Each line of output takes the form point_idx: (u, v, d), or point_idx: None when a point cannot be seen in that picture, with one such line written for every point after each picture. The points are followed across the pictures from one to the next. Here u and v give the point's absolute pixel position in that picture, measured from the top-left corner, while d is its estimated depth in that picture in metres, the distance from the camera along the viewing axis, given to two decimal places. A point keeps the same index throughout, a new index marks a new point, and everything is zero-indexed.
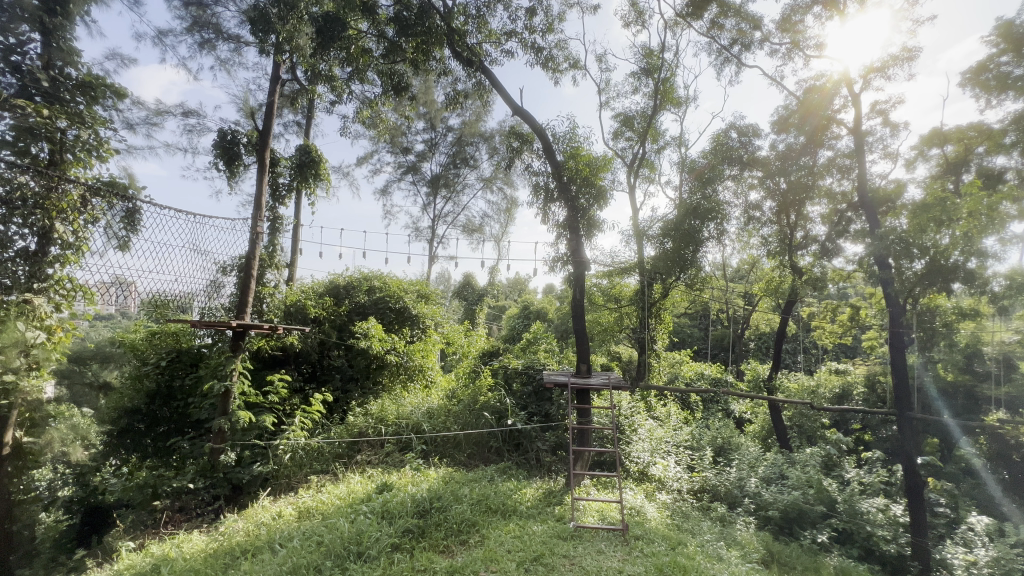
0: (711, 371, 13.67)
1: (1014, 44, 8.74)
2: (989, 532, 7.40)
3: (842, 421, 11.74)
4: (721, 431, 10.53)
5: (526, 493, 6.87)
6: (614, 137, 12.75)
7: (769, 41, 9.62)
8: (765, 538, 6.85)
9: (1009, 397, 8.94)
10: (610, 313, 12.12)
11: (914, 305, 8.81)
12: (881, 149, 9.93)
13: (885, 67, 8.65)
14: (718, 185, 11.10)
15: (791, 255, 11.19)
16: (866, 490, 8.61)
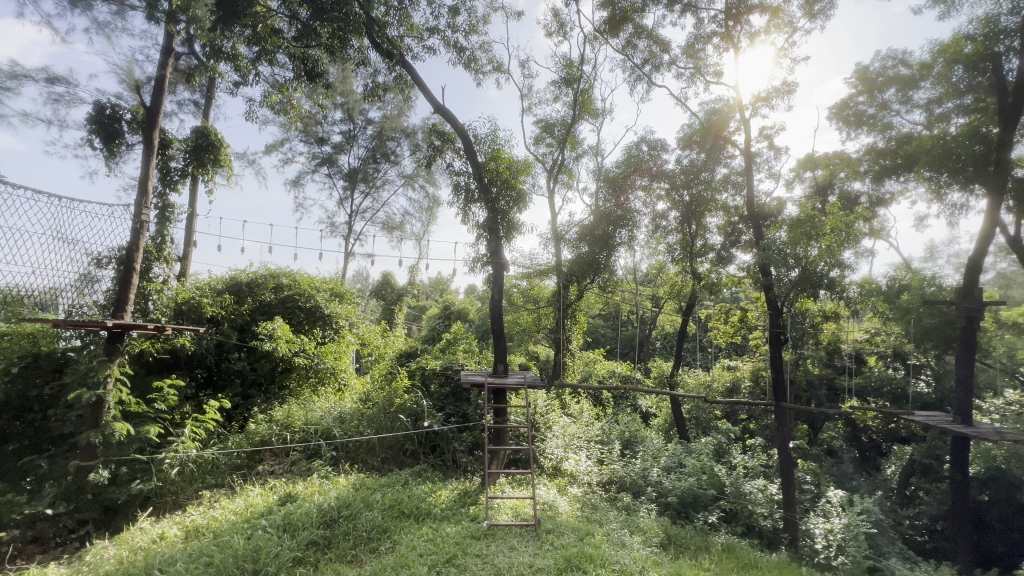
0: (621, 369, 14.50)
1: (867, 86, 10.38)
2: (842, 503, 8.64)
3: (731, 412, 13.05)
4: (629, 425, 11.21)
5: (441, 495, 6.79)
6: (535, 143, 13.08)
7: (675, 64, 10.45)
8: (664, 523, 7.41)
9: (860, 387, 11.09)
10: (529, 313, 12.41)
11: (790, 308, 9.89)
12: (766, 170, 11.20)
13: (769, 97, 9.76)
14: (629, 194, 11.82)
15: (692, 261, 12.23)
16: (749, 473, 9.65)
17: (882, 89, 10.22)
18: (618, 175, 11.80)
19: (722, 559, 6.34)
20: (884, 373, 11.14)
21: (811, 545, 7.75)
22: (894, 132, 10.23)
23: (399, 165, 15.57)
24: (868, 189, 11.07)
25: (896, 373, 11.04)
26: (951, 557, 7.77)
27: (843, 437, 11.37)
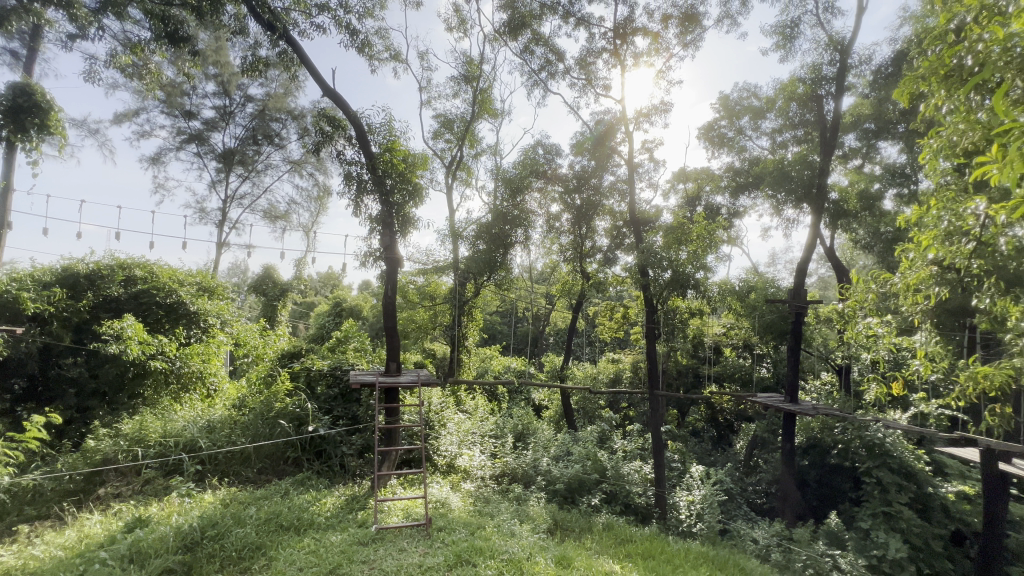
0: (516, 364, 14.94)
1: (728, 112, 11.98)
2: (701, 477, 9.86)
3: (614, 401, 14.17)
4: (522, 418, 11.60)
5: (326, 503, 6.39)
6: (433, 137, 12.89)
7: (570, 74, 11.00)
8: (552, 509, 7.80)
9: (718, 374, 12.88)
10: (425, 310, 12.22)
11: (663, 306, 11.05)
12: (647, 180, 12.30)
13: (649, 114, 10.73)
14: (526, 195, 12.19)
15: (582, 262, 12.99)
16: (628, 456, 10.57)
17: (738, 117, 11.85)
18: (515, 175, 12.09)
19: (602, 537, 6.85)
20: (736, 362, 12.96)
21: (676, 516, 8.72)
22: (747, 155, 11.89)
23: (285, 149, 14.28)
24: (727, 202, 12.74)
25: (745, 362, 12.93)
26: (781, 513, 9.29)
27: (704, 418, 12.98)
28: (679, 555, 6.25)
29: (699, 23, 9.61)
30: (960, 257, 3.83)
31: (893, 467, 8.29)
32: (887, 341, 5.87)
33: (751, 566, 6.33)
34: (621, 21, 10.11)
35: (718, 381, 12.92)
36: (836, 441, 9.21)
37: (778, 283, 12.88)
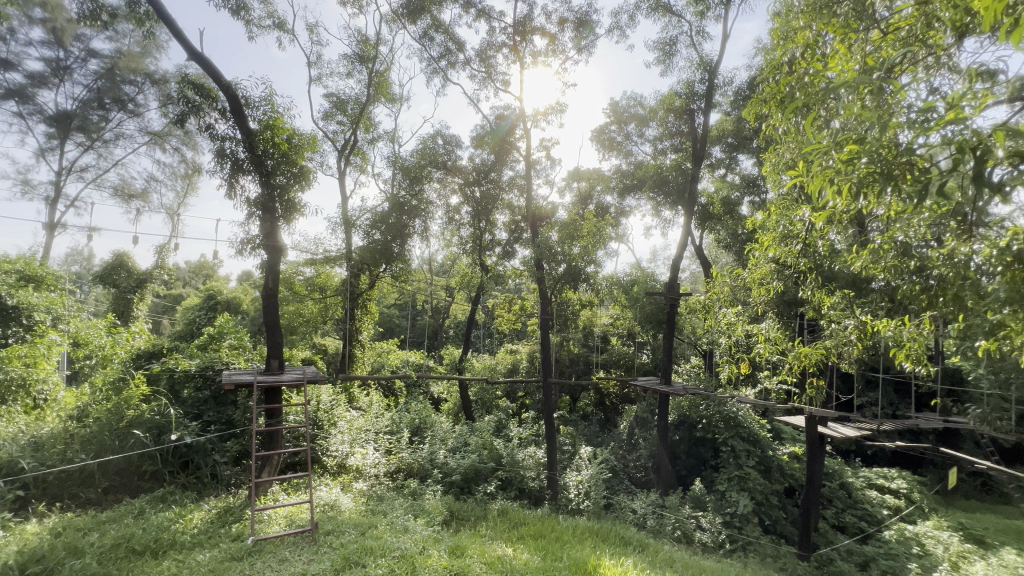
0: (415, 358, 14.64)
1: (617, 117, 12.84)
2: (589, 457, 10.56)
3: (511, 391, 14.56)
4: (419, 412, 11.41)
5: (192, 519, 5.71)
6: (324, 118, 12.01)
7: (470, 65, 10.94)
8: (448, 501, 7.81)
9: (605, 361, 13.87)
10: (313, 303, 11.39)
11: (557, 298, 11.59)
12: (544, 177, 12.74)
13: (545, 113, 11.10)
14: (425, 184, 11.93)
15: (481, 255, 13.06)
16: (523, 442, 10.96)
17: (626, 122, 12.77)
18: (413, 164, 11.74)
19: (496, 523, 7.02)
20: (621, 349, 14.05)
21: (566, 496, 9.24)
22: (633, 159, 12.89)
23: (142, 117, 12.25)
24: (615, 202, 13.69)
25: (629, 349, 14.08)
26: (656, 484, 10.33)
27: (593, 402, 13.91)
28: (568, 532, 6.65)
29: (593, 29, 10.13)
30: (791, 256, 4.56)
31: (743, 435, 9.84)
32: (740, 327, 6.77)
33: (630, 534, 6.96)
34: (521, 18, 10.29)
35: (606, 368, 13.92)
36: (701, 416, 10.48)
37: (657, 278, 14.19)
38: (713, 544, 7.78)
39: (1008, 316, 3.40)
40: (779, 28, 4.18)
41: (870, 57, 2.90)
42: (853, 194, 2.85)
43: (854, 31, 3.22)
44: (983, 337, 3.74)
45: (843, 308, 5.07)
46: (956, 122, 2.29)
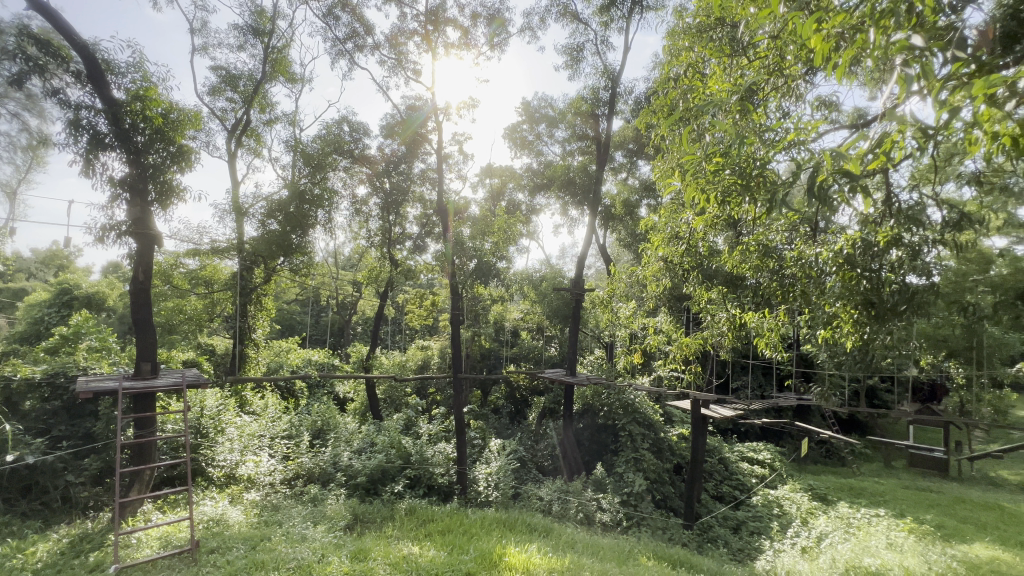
0: (318, 356, 13.82)
1: (529, 117, 13.13)
2: (498, 449, 10.76)
3: (421, 388, 14.34)
4: (321, 413, 10.80)
5: (36, 552, 4.86)
6: (211, 92, 10.79)
7: (379, 51, 10.49)
8: (352, 504, 7.50)
9: (515, 355, 14.21)
10: (198, 298, 10.25)
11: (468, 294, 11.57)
12: (456, 171, 12.63)
13: (458, 107, 11.00)
14: (329, 173, 11.25)
15: (392, 248, 12.41)
16: (432, 439, 10.88)
17: (537, 123, 13.10)
18: (315, 151, 11.00)
19: (403, 522, 6.88)
20: (531, 343, 14.48)
21: (476, 489, 9.32)
22: (543, 158, 13.27)
23: None
24: (526, 200, 14.03)
25: (538, 343, 14.54)
26: (561, 471, 10.81)
27: (503, 396, 14.21)
28: (476, 524, 6.71)
29: (506, 28, 10.24)
30: (678, 256, 5.04)
31: (639, 420, 10.62)
32: (636, 320, 7.31)
33: (536, 520, 7.21)
34: (433, 8, 10.08)
35: (515, 361, 14.26)
36: (602, 404, 11.16)
37: (564, 274, 14.82)
38: (612, 522, 8.35)
39: (839, 309, 4.07)
40: (671, 46, 4.55)
41: (736, 81, 3.29)
42: (723, 201, 3.22)
43: (727, 56, 3.62)
44: (823, 325, 4.43)
45: (719, 303, 5.69)
46: (797, 141, 2.69)
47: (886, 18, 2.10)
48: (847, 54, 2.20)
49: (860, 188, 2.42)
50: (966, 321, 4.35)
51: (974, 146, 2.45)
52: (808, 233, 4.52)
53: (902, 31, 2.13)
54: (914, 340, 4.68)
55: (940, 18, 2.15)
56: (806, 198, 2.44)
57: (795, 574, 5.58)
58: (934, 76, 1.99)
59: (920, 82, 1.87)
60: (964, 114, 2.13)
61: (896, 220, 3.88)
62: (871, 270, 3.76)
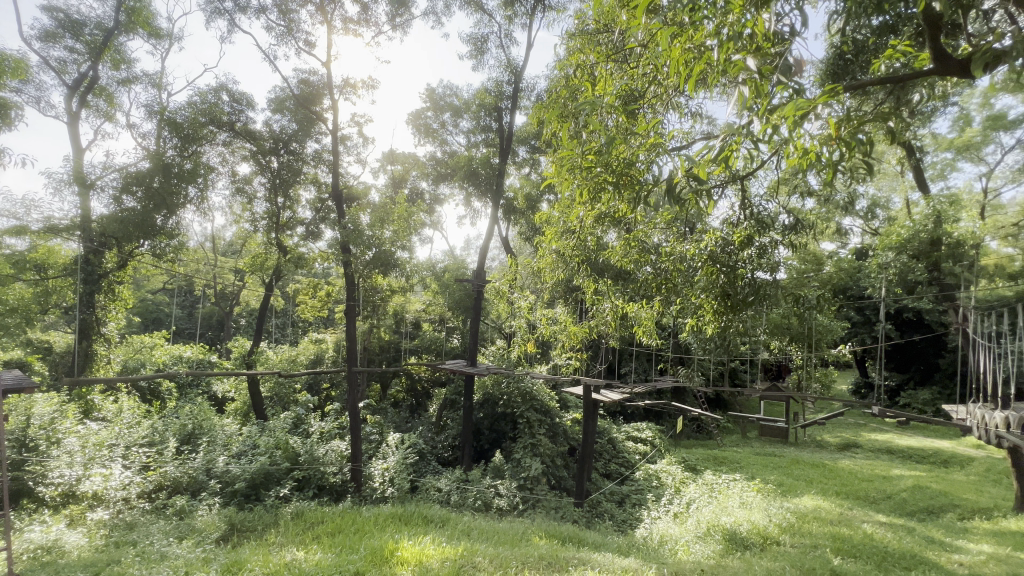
0: (191, 352, 12.32)
1: (434, 104, 12.80)
2: (396, 444, 10.51)
3: (314, 383, 13.48)
4: (192, 415, 9.63)
5: None
6: (43, 37, 8.91)
7: (265, 14, 9.48)
8: (228, 513, 6.81)
9: (416, 347, 14.02)
10: (24, 286, 7.74)
11: (365, 284, 11.02)
12: (355, 155, 11.94)
13: (355, 85, 10.35)
14: (204, 147, 10.12)
15: (280, 234, 11.47)
16: (324, 437, 10.31)
17: (441, 110, 12.83)
18: (185, 120, 9.66)
19: (288, 527, 6.41)
20: (433, 335, 14.36)
21: (371, 485, 8.99)
22: (447, 148, 13.07)
23: None
24: (429, 188, 13.75)
25: (440, 335, 14.40)
26: (461, 461, 10.85)
27: (404, 389, 14.12)
28: (370, 521, 6.49)
29: (409, 9, 9.86)
30: (570, 249, 5.29)
31: (536, 407, 11.01)
32: (534, 311, 7.58)
33: (433, 512, 7.16)
34: None
35: (416, 353, 14.04)
36: (502, 393, 11.38)
37: (467, 266, 14.82)
38: (509, 507, 8.59)
39: (703, 300, 4.60)
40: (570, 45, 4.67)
41: (616, 85, 3.54)
42: (602, 197, 3.48)
43: (612, 62, 3.86)
44: (691, 314, 4.98)
45: (608, 294, 6.10)
46: (661, 145, 3.01)
47: (727, 39, 2.43)
48: (697, 68, 2.51)
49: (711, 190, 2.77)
50: (799, 310, 5.18)
51: (796, 158, 2.93)
52: (680, 231, 5.02)
53: (740, 54, 2.48)
54: (763, 327, 5.43)
55: (769, 46, 2.54)
56: (665, 196, 2.74)
57: (667, 537, 6.22)
58: (762, 95, 2.35)
59: (751, 99, 2.19)
60: (785, 131, 2.54)
61: (746, 221, 4.47)
62: (728, 265, 4.33)
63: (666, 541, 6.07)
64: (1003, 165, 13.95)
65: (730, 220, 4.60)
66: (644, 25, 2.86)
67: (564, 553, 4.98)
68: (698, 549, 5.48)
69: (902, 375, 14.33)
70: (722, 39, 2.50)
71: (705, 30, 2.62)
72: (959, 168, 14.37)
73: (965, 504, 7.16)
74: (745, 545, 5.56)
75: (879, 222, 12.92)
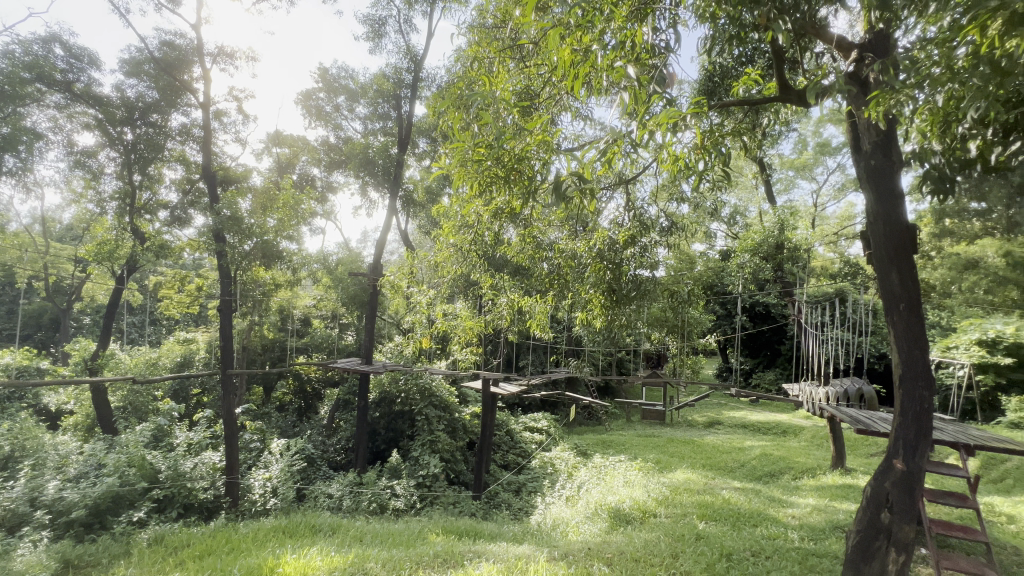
0: (11, 358, 10.14)
1: (327, 85, 11.86)
2: (281, 451, 9.68)
3: (180, 389, 11.89)
4: (12, 435, 7.92)
5: None
6: None
7: None
8: (61, 549, 5.71)
9: (305, 345, 13.07)
10: None
11: (244, 277, 9.92)
12: (234, 133, 10.68)
13: (231, 54, 9.21)
14: (26, 109, 8.27)
15: (134, 218, 9.88)
16: (193, 449, 9.13)
17: (335, 93, 11.94)
18: None
19: (144, 556, 5.56)
20: (324, 333, 13.50)
21: (250, 498, 8.18)
22: (342, 133, 12.23)
23: None
24: (321, 175, 12.80)
25: (332, 332, 13.54)
26: (354, 464, 10.33)
27: (291, 391, 13.07)
28: (247, 538, 5.87)
29: None
30: (468, 244, 5.24)
31: (435, 403, 10.80)
32: (434, 307, 7.43)
33: (322, 520, 6.70)
34: None
35: (306, 352, 13.12)
36: (399, 391, 11.04)
37: (363, 259, 14.09)
38: (405, 507, 8.33)
39: (592, 295, 4.88)
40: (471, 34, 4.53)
41: (511, 81, 3.57)
42: (494, 191, 3.50)
43: (509, 59, 3.88)
44: (581, 308, 5.25)
45: (505, 289, 6.19)
46: (550, 143, 3.10)
47: (611, 47, 2.57)
48: (582, 70, 2.64)
49: (595, 189, 2.92)
50: (674, 304, 5.73)
51: (669, 163, 3.23)
52: (573, 229, 5.25)
53: (621, 62, 2.64)
54: (644, 319, 5.91)
55: (647, 57, 2.76)
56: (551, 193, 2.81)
57: (559, 520, 6.54)
58: (639, 102, 2.53)
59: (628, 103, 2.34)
60: (659, 138, 2.77)
61: (631, 222, 4.81)
62: (614, 262, 4.66)
63: (559, 524, 6.37)
64: (829, 184, 16.82)
65: (617, 220, 4.91)
66: (535, 24, 2.92)
67: (460, 548, 4.96)
68: (586, 529, 5.83)
69: (754, 359, 16.63)
70: (606, 46, 2.64)
71: (590, 36, 2.75)
72: (799, 184, 17.03)
73: (797, 466, 8.54)
74: (627, 520, 6.03)
75: (739, 228, 14.80)
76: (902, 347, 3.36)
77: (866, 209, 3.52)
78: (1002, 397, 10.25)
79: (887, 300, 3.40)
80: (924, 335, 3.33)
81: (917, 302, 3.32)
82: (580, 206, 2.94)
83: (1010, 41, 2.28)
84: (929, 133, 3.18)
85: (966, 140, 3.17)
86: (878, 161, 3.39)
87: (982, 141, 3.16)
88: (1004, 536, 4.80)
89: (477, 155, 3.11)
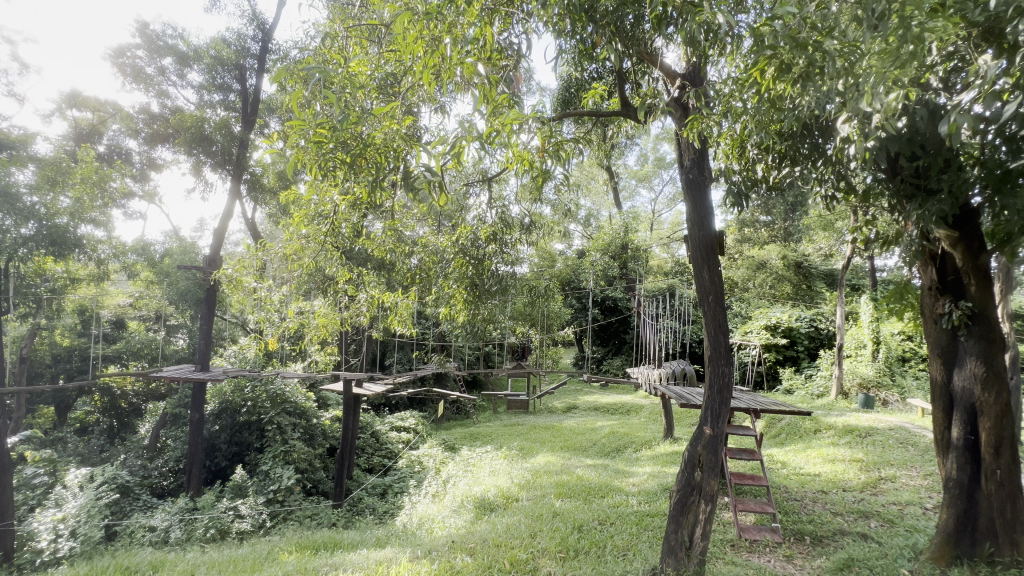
0: None
1: (146, 42, 9.74)
2: (80, 484, 7.86)
3: None
4: None
5: None
6: None
7: None
8: None
9: (113, 353, 10.86)
10: None
11: (20, 270, 7.83)
12: (6, 87, 8.39)
13: None
14: None
15: None
16: None
17: (158, 54, 9.84)
18: None
19: None
20: (145, 337, 11.39)
21: (32, 549, 6.45)
22: (168, 102, 10.24)
23: None
24: (141, 149, 10.63)
25: (155, 337, 11.47)
26: (185, 487, 8.89)
27: (97, 410, 10.73)
28: None
29: None
30: (320, 234, 4.75)
31: (289, 409, 9.79)
32: (287, 305, 6.74)
33: (140, 559, 5.63)
34: None
35: (113, 361, 10.90)
36: (245, 400, 9.84)
37: (197, 251, 12.17)
38: (252, 528, 7.36)
39: (455, 289, 4.96)
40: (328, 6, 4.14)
41: (368, 64, 3.36)
42: (339, 176, 3.28)
43: (366, 40, 3.66)
44: (444, 303, 5.25)
45: (366, 285, 5.89)
46: (402, 132, 3.03)
47: (461, 42, 2.62)
48: (433, 62, 2.63)
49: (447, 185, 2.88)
50: (533, 298, 6.04)
51: (520, 163, 3.37)
52: (437, 224, 5.19)
53: (472, 59, 2.70)
54: (507, 314, 6.09)
55: (496, 59, 2.85)
56: (401, 184, 2.74)
57: (425, 518, 6.48)
58: (490, 101, 2.60)
59: (477, 98, 2.38)
60: (507, 138, 2.88)
61: (494, 220, 4.90)
62: (477, 258, 4.79)
63: (424, 522, 6.31)
64: (664, 194, 19.45)
65: (481, 216, 4.99)
66: (386, 5, 2.81)
67: (313, 563, 4.58)
68: (452, 522, 5.87)
69: (605, 347, 18.46)
70: (458, 40, 2.68)
71: (442, 26, 2.74)
72: (640, 192, 19.35)
73: (638, 440, 9.72)
74: (491, 508, 6.23)
75: (593, 229, 16.29)
76: (709, 331, 3.99)
77: (690, 217, 4.07)
78: (780, 370, 12.95)
79: (700, 293, 4.00)
80: (727, 321, 3.98)
81: (721, 294, 3.96)
82: (433, 199, 2.89)
83: (779, 83, 2.88)
84: (730, 155, 3.82)
85: (757, 164, 3.88)
86: (695, 175, 3.96)
87: (764, 165, 3.91)
88: (778, 478, 6.10)
89: (318, 137, 2.87)
